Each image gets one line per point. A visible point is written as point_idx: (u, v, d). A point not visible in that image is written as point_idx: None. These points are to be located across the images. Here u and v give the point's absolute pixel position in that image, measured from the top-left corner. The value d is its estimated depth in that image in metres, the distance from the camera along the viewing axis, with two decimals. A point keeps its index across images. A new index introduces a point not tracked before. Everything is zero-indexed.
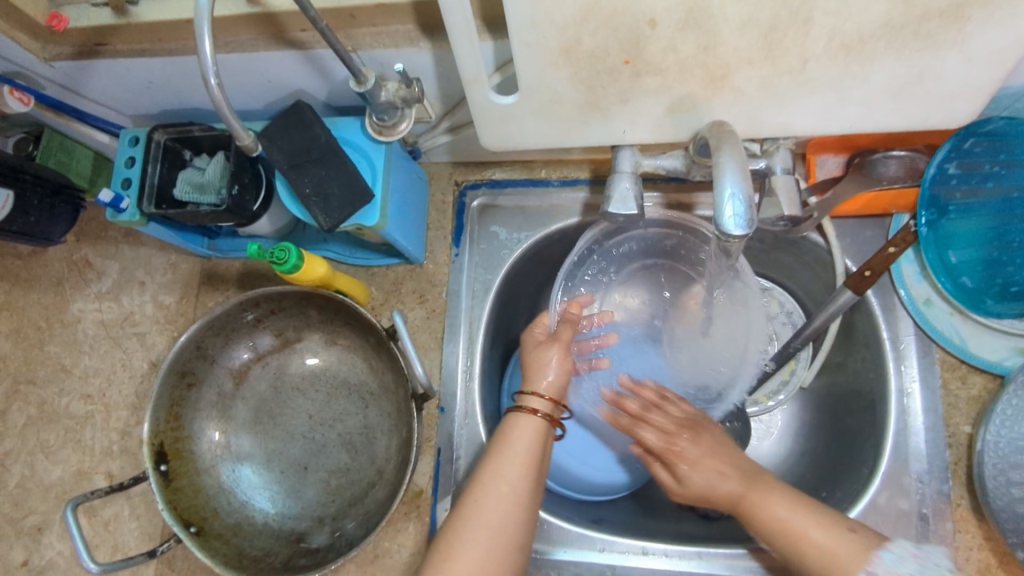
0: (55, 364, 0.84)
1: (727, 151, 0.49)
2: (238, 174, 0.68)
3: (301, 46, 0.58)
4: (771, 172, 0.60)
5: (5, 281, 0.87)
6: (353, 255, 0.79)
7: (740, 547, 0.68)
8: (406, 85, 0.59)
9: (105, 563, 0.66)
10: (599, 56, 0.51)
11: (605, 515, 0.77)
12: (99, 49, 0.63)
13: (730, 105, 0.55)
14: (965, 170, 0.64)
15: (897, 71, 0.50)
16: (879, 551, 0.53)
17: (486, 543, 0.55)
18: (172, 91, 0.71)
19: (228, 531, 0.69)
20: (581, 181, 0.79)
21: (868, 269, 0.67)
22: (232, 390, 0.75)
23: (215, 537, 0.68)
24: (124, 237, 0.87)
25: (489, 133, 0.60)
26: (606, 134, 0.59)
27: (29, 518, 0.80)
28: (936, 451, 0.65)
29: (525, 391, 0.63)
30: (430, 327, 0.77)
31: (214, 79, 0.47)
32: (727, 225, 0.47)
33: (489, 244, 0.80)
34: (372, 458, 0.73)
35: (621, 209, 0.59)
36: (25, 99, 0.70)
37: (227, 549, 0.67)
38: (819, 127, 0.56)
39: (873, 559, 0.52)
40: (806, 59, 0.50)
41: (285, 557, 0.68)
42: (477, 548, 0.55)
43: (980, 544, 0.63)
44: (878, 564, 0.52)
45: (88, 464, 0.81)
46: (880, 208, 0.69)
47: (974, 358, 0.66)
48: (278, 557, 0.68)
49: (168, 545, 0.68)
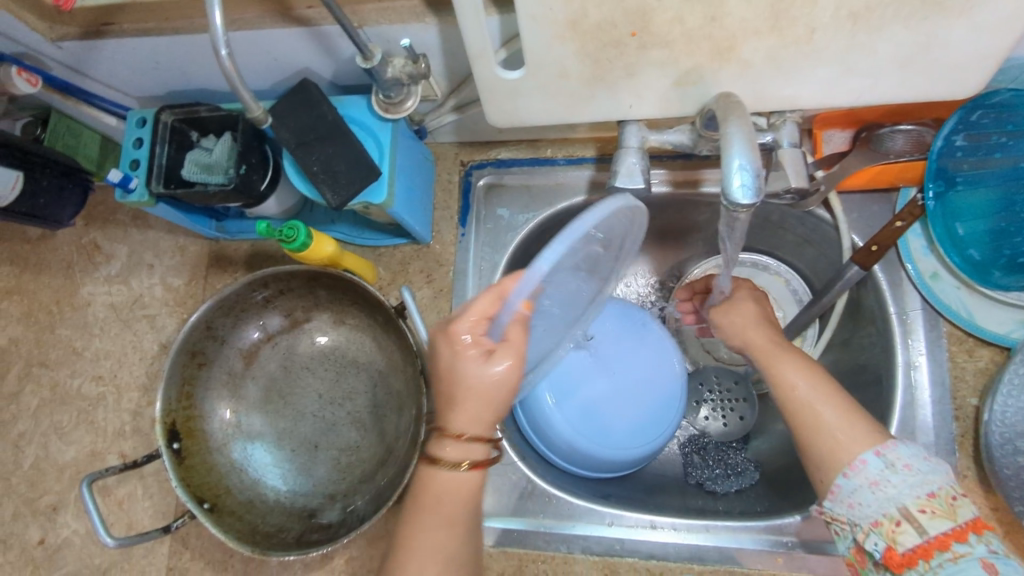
0: (66, 346, 0.85)
1: (735, 122, 0.49)
2: (246, 154, 0.68)
3: (308, 23, 0.58)
4: (778, 146, 0.60)
5: (15, 266, 0.88)
6: (362, 235, 0.79)
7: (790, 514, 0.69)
8: (412, 61, 0.59)
9: (121, 538, 0.67)
10: (606, 29, 0.51)
11: (614, 491, 0.78)
12: (105, 29, 0.64)
13: (737, 77, 0.54)
14: (972, 142, 0.64)
15: (906, 41, 0.50)
16: (899, 443, 0.53)
17: None
18: (178, 71, 0.71)
19: (241, 508, 0.70)
20: (587, 159, 0.79)
21: (874, 244, 0.67)
22: (242, 370, 0.76)
23: (228, 513, 0.69)
24: (132, 220, 0.87)
25: (496, 108, 0.60)
26: (612, 108, 0.59)
27: (44, 498, 0.81)
28: (942, 424, 0.66)
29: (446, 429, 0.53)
30: (438, 306, 0.78)
31: (225, 50, 0.48)
32: (735, 196, 0.47)
33: (495, 225, 0.80)
34: (382, 435, 0.74)
35: (628, 184, 0.60)
36: (34, 80, 0.69)
37: (240, 525, 0.68)
38: (826, 98, 0.56)
39: (886, 445, 0.53)
40: (814, 29, 0.50)
41: (298, 533, 0.68)
42: None
43: (986, 514, 0.63)
44: (890, 450, 0.52)
45: (101, 444, 0.82)
46: (885, 181, 0.69)
47: (982, 331, 0.66)
48: (291, 533, 0.69)
49: (181, 521, 0.68)
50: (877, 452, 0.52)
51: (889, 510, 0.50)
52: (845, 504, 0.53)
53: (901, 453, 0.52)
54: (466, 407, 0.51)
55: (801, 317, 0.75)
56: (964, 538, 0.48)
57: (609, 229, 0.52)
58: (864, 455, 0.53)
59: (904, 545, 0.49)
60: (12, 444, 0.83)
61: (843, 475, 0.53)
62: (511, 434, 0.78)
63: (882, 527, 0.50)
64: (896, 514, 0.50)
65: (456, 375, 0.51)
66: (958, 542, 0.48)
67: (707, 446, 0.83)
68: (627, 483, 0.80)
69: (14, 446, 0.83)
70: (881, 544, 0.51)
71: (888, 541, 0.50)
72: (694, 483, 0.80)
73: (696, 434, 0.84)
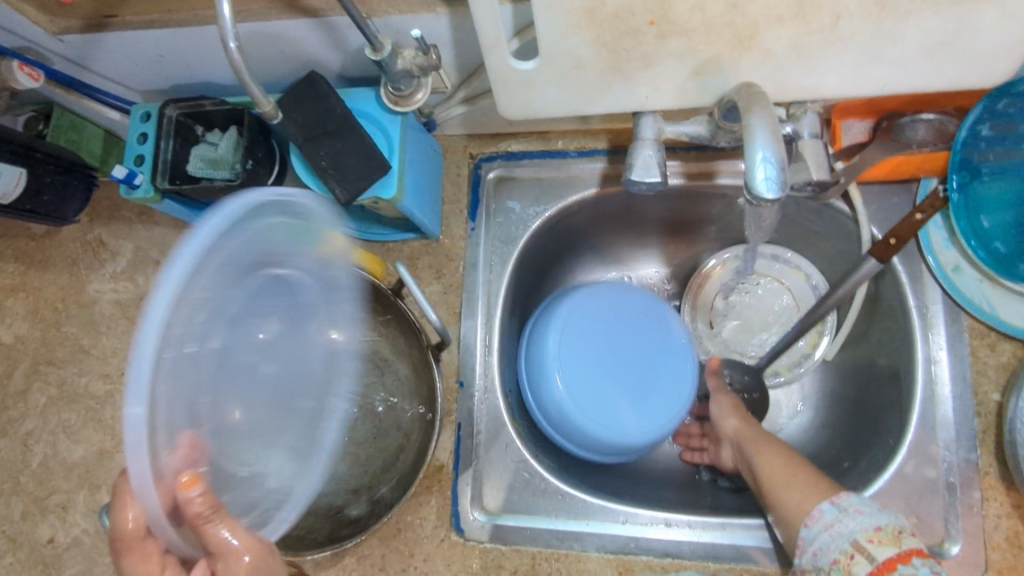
0: (73, 344, 0.84)
1: (757, 114, 0.47)
2: (252, 149, 0.67)
3: (315, 14, 0.57)
4: (799, 137, 0.59)
5: (20, 263, 0.87)
6: (369, 229, 0.77)
7: (755, 517, 0.69)
8: (423, 52, 0.57)
9: None
10: (623, 17, 0.49)
11: (629, 488, 0.76)
12: (108, 21, 0.62)
13: (758, 66, 0.53)
14: (999, 131, 0.62)
15: (935, 27, 0.48)
16: (851, 494, 0.57)
17: None
18: (182, 64, 0.70)
19: None
20: (599, 152, 0.77)
21: (893, 237, 0.65)
22: None
23: None
24: (138, 217, 0.86)
25: (509, 100, 0.59)
26: (628, 99, 0.58)
27: (53, 497, 0.81)
28: (964, 419, 0.65)
29: None
30: (447, 302, 0.76)
31: (234, 42, 0.47)
32: (759, 189, 0.46)
33: (505, 219, 0.79)
34: (399, 424, 0.73)
35: (644, 177, 0.59)
36: (36, 75, 0.68)
37: None
38: (849, 87, 0.54)
39: (840, 495, 0.57)
40: (839, 16, 0.48)
41: (329, 531, 0.67)
42: None
43: (1008, 512, 0.62)
44: (842, 499, 0.57)
45: (110, 443, 0.81)
46: (906, 171, 0.67)
47: (1005, 325, 0.65)
48: (321, 531, 0.67)
49: None
50: (831, 501, 0.57)
51: (843, 546, 0.54)
52: (809, 552, 0.56)
53: (853, 499, 0.56)
54: None
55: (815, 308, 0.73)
56: (909, 560, 0.51)
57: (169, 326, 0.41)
58: (820, 505, 0.57)
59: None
60: (20, 443, 0.82)
61: (805, 525, 0.57)
62: (525, 430, 0.77)
63: (839, 563, 0.53)
64: (849, 548, 0.53)
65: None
66: (903, 566, 0.51)
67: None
68: (639, 477, 0.79)
69: (22, 445, 0.82)
70: None
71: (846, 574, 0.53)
72: (707, 479, 0.79)
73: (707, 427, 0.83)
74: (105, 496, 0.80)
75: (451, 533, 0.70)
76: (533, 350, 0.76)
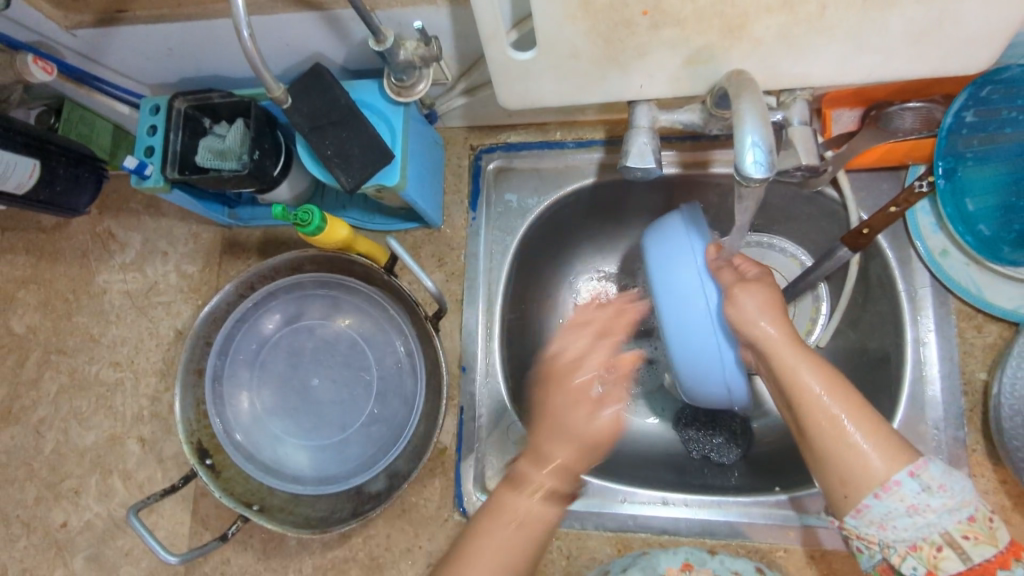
0: (83, 334, 0.86)
1: (747, 100, 0.49)
2: (259, 140, 0.69)
3: (321, 8, 0.59)
4: (788, 124, 0.61)
5: (31, 255, 0.89)
6: (371, 220, 0.80)
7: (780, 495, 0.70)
8: (425, 43, 0.60)
9: (183, 554, 0.67)
10: (617, 8, 0.51)
11: (626, 468, 0.77)
12: (120, 16, 0.64)
13: (748, 55, 0.55)
14: (982, 117, 0.64)
15: (918, 15, 0.50)
16: (930, 461, 0.52)
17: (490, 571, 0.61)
18: (190, 58, 0.71)
19: (289, 503, 0.71)
20: (595, 142, 0.79)
21: (866, 227, 0.67)
22: (252, 378, 0.77)
23: (278, 510, 0.70)
24: (146, 209, 0.88)
25: (507, 89, 0.61)
26: (623, 88, 0.60)
27: (65, 482, 0.83)
28: (951, 399, 0.67)
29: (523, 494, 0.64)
30: (449, 290, 0.79)
31: (247, 31, 0.48)
32: (749, 170, 0.47)
33: (505, 210, 0.81)
34: (403, 397, 0.75)
35: (639, 164, 0.60)
36: (49, 69, 0.69)
37: (293, 517, 0.69)
38: (837, 74, 0.56)
39: (917, 464, 0.52)
40: (825, 5, 0.50)
41: (351, 507, 0.69)
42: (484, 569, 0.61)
43: (994, 487, 0.64)
44: (922, 470, 0.51)
45: (120, 428, 0.83)
46: (895, 159, 0.69)
47: (990, 307, 0.67)
48: (344, 510, 0.70)
49: (236, 528, 0.69)
50: (912, 473, 0.51)
51: (933, 535, 0.50)
52: (876, 526, 0.52)
53: (935, 472, 0.51)
54: (568, 434, 0.67)
55: (800, 282, 0.75)
56: (1007, 563, 0.49)
57: (348, 350, 0.78)
58: (898, 475, 0.51)
59: (945, 571, 0.50)
60: (33, 429, 0.85)
61: (874, 496, 0.52)
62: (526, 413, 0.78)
63: (922, 550, 0.51)
64: (937, 540, 0.50)
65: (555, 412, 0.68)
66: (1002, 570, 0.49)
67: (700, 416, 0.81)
68: (633, 458, 0.80)
69: (35, 431, 0.84)
70: (920, 567, 0.51)
71: (929, 566, 0.50)
72: (698, 457, 0.79)
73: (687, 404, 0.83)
74: (116, 481, 0.82)
75: (454, 514, 0.73)
76: (695, 370, 0.65)
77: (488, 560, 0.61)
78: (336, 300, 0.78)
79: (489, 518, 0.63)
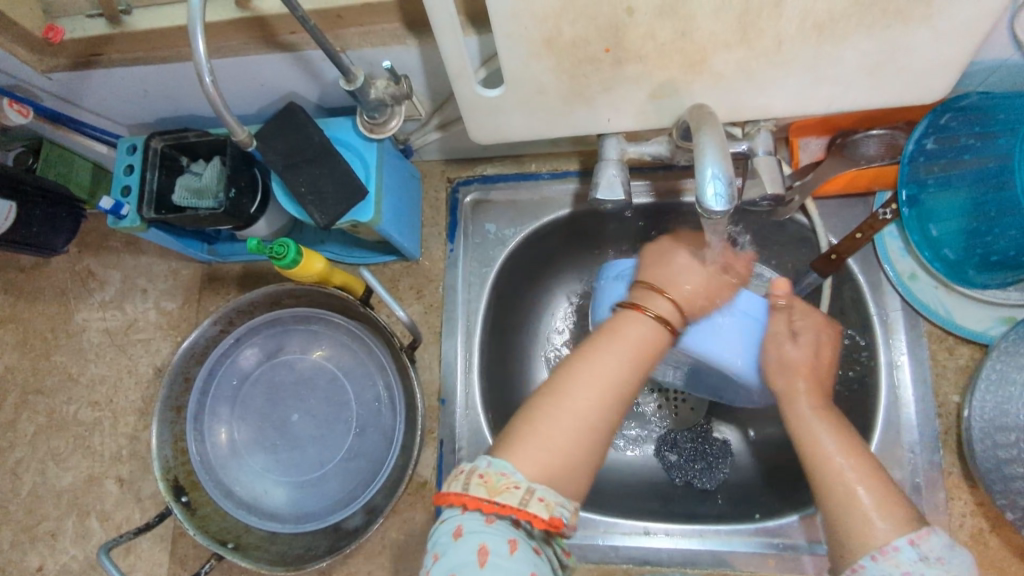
0: (62, 373, 0.86)
1: (707, 133, 0.50)
2: (236, 178, 0.70)
3: (291, 49, 0.60)
4: (753, 154, 0.62)
5: (10, 295, 0.89)
6: (351, 254, 0.81)
7: (752, 524, 0.70)
8: (395, 82, 0.61)
9: None
10: (581, 45, 0.52)
11: (609, 498, 0.77)
12: (94, 59, 0.64)
13: (710, 88, 0.56)
14: (943, 144, 0.65)
15: (870, 49, 0.52)
16: (934, 533, 0.49)
17: (569, 426, 0.53)
18: (167, 98, 0.72)
19: (266, 541, 0.70)
20: (570, 173, 0.81)
21: (834, 253, 0.70)
22: (229, 415, 0.76)
23: (253, 548, 0.69)
24: (126, 247, 0.89)
25: (478, 125, 0.62)
26: (590, 122, 0.61)
27: (42, 525, 0.81)
28: (926, 421, 0.67)
29: (646, 291, 0.59)
30: (429, 321, 0.79)
31: (208, 77, 0.49)
32: (709, 203, 0.48)
33: (483, 240, 0.82)
34: (381, 430, 0.75)
35: (609, 196, 0.62)
36: (25, 111, 0.70)
37: (269, 554, 0.69)
38: (797, 106, 0.58)
39: (918, 533, 0.49)
40: (781, 40, 0.51)
41: (327, 543, 0.68)
42: (560, 425, 0.53)
43: (972, 509, 0.65)
44: (923, 540, 0.49)
45: (98, 469, 0.82)
46: (862, 185, 0.71)
47: (960, 329, 0.68)
48: (321, 547, 0.69)
49: (210, 565, 0.68)
50: (910, 540, 0.49)
51: None
52: None
53: (936, 544, 0.49)
54: (671, 279, 0.60)
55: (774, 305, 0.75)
56: None
57: (329, 387, 0.77)
58: (896, 541, 0.49)
59: None
60: (10, 472, 0.83)
61: (870, 557, 0.49)
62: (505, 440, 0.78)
63: None
64: None
65: (661, 262, 0.62)
66: None
67: (677, 442, 0.81)
68: (612, 487, 0.78)
69: (11, 473, 0.83)
70: None
71: None
72: (682, 484, 0.78)
73: (666, 429, 0.82)
74: (93, 522, 0.81)
75: None
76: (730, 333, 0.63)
77: (595, 387, 0.55)
78: (317, 336, 0.78)
79: (604, 334, 0.57)
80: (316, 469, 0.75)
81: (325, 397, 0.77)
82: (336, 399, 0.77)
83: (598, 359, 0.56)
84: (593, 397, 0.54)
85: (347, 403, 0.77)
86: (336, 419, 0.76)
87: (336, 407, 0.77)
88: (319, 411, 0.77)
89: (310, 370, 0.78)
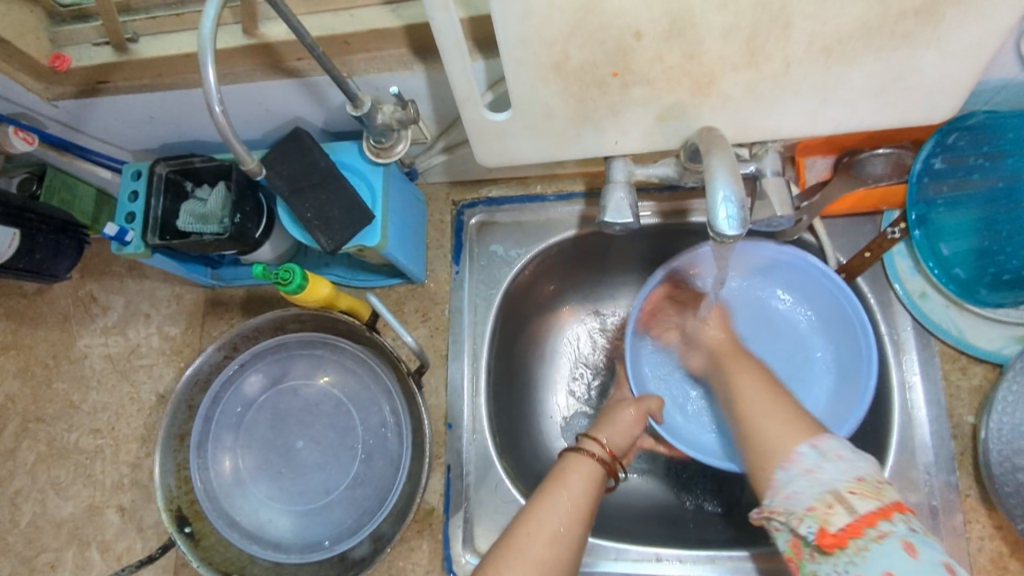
0: (64, 400, 0.85)
1: (716, 156, 0.50)
2: (241, 203, 0.69)
3: (299, 75, 0.60)
4: (761, 175, 0.62)
5: (11, 321, 0.88)
6: (356, 277, 0.81)
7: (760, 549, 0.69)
8: (401, 107, 0.60)
9: None
10: (588, 70, 0.52)
11: (622, 524, 0.75)
12: (100, 86, 0.64)
13: (719, 110, 0.56)
14: (950, 164, 0.65)
15: (878, 70, 0.52)
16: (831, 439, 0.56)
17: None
18: (173, 124, 0.72)
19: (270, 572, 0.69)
20: (576, 194, 0.81)
21: (843, 273, 0.71)
22: (233, 443, 0.75)
23: None
24: (129, 271, 0.88)
25: (483, 149, 0.62)
26: (597, 144, 0.60)
27: (41, 556, 0.80)
28: (941, 443, 0.66)
29: (585, 437, 0.67)
30: (435, 345, 0.78)
31: (219, 106, 0.49)
32: (720, 226, 0.48)
33: (489, 261, 0.81)
34: (388, 457, 0.74)
35: (618, 217, 0.61)
36: (30, 139, 0.69)
37: None
38: (806, 127, 0.57)
39: (819, 440, 0.56)
40: (789, 62, 0.51)
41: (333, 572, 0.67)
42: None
43: (991, 533, 0.64)
44: (823, 444, 0.55)
45: (100, 498, 0.81)
46: (869, 205, 0.71)
47: (973, 349, 0.67)
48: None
49: None
50: (811, 445, 0.56)
51: (820, 495, 0.51)
52: (781, 497, 0.53)
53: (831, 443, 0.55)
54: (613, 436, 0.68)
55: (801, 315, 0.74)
56: (887, 516, 0.48)
57: (335, 415, 0.76)
58: (799, 448, 0.56)
59: (835, 526, 0.49)
60: (9, 501, 0.82)
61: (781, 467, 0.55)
62: (514, 467, 0.77)
63: (816, 510, 0.50)
64: (827, 497, 0.50)
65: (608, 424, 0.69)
66: (883, 521, 0.48)
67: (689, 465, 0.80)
68: (622, 513, 0.77)
69: (11, 503, 0.82)
70: (814, 527, 0.50)
71: (821, 523, 0.49)
72: (693, 508, 0.78)
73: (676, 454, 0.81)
74: (94, 554, 0.79)
75: None
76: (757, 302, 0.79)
77: (540, 539, 0.56)
78: (320, 363, 0.77)
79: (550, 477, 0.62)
80: (319, 496, 0.74)
81: (330, 424, 0.76)
82: (341, 424, 0.76)
83: (540, 497, 0.60)
84: (540, 541, 0.56)
85: (353, 429, 0.76)
86: (343, 446, 0.75)
87: (341, 433, 0.76)
88: (326, 438, 0.76)
89: (315, 400, 0.77)
